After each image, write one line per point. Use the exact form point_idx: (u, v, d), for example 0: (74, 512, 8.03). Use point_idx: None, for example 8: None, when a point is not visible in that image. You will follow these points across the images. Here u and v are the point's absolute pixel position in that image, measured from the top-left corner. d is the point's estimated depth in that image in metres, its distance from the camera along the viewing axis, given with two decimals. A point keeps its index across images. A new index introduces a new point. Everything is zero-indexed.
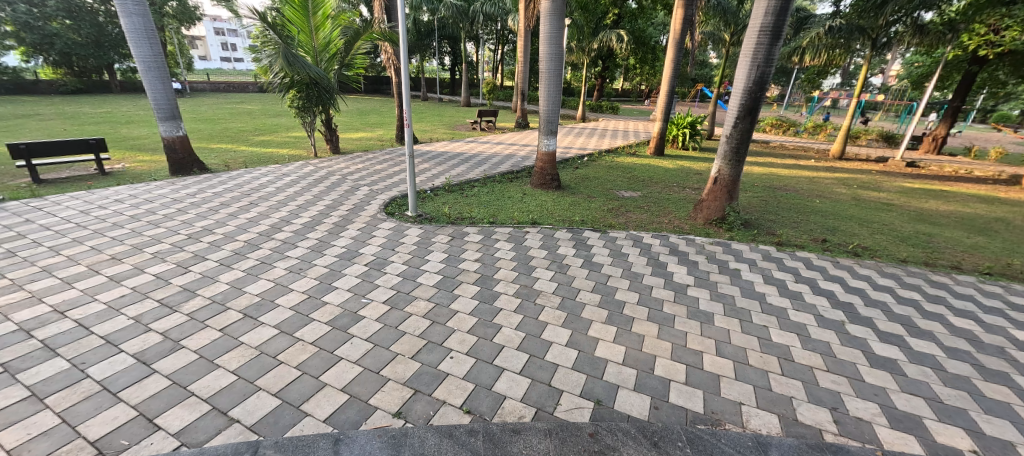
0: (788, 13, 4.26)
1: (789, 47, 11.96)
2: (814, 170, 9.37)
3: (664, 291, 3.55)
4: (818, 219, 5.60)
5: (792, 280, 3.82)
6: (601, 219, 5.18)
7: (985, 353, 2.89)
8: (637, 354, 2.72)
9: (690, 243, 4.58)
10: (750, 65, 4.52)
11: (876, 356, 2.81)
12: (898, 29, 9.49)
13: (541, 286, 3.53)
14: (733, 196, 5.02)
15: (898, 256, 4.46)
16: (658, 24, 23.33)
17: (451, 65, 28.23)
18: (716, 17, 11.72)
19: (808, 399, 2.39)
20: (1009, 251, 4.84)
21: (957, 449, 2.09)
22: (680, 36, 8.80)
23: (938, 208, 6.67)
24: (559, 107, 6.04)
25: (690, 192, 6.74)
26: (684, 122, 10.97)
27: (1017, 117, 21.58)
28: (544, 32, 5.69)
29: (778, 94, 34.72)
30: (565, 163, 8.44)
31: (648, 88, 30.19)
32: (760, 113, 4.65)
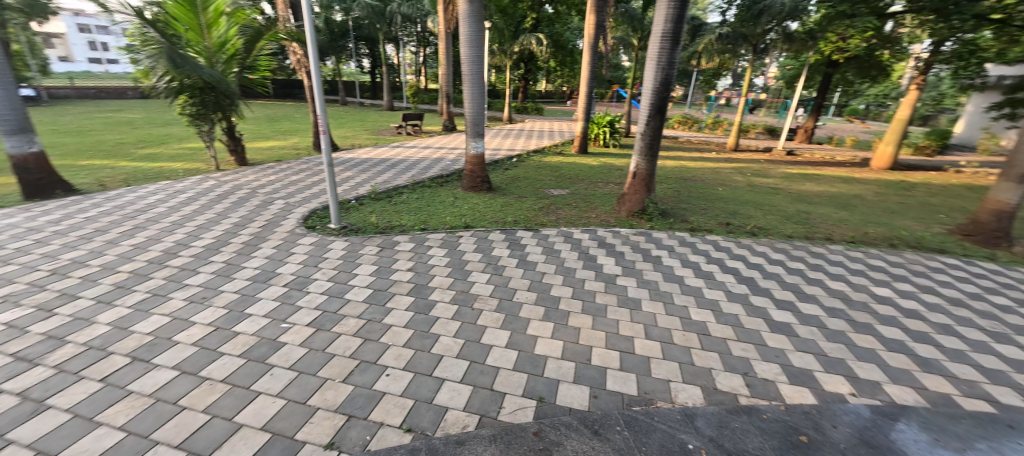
0: (684, 21, 4.71)
1: (687, 52, 13.28)
2: (716, 161, 10.49)
3: (595, 283, 3.71)
4: (722, 205, 6.26)
5: (705, 262, 4.22)
6: (533, 218, 5.28)
7: (854, 309, 3.45)
8: (574, 347, 2.80)
9: (616, 235, 4.85)
10: (655, 68, 4.91)
11: (775, 322, 3.20)
12: (772, 37, 11.01)
13: (478, 290, 3.50)
14: (650, 189, 5.42)
15: (786, 233, 5.14)
16: (574, 29, 24.54)
17: (371, 68, 27.04)
18: (624, 24, 12.62)
19: (724, 368, 2.64)
20: (864, 222, 5.82)
21: (840, 394, 2.46)
22: (594, 41, 9.31)
23: (812, 189, 7.83)
24: (484, 109, 6.04)
25: (613, 187, 7.16)
26: (604, 122, 11.65)
27: (862, 111, 26.25)
28: (464, 35, 5.67)
29: (682, 94, 38.43)
30: (495, 164, 8.49)
31: (569, 90, 31.62)
32: (667, 112, 5.07)
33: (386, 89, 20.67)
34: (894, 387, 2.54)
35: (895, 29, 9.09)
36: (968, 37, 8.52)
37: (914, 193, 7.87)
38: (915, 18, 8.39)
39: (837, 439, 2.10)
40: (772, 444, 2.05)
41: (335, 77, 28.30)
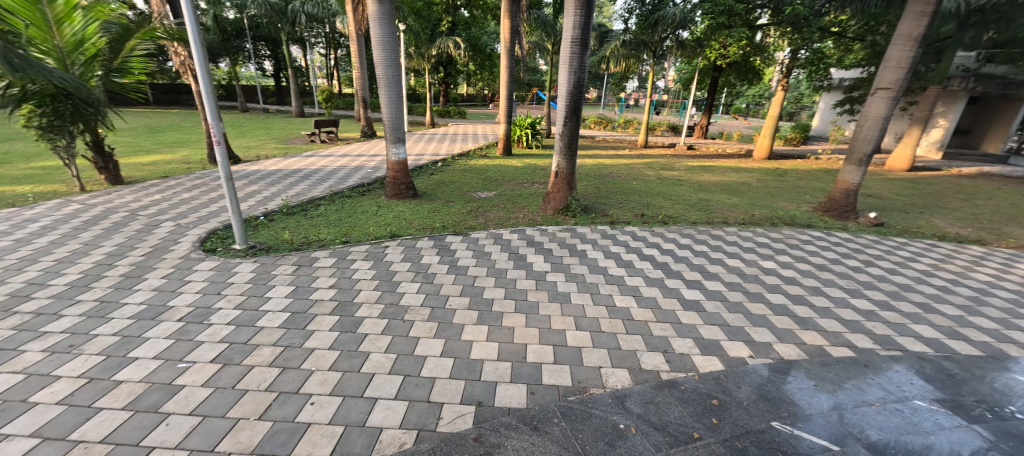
0: (590, 27, 5.01)
1: (597, 56, 14.20)
2: (629, 158, 11.35)
3: (526, 281, 3.78)
4: (637, 198, 6.78)
5: (625, 252, 4.53)
6: (461, 222, 5.24)
7: (749, 281, 3.95)
8: (510, 347, 2.82)
9: (544, 233, 5.00)
10: (568, 72, 5.16)
11: (687, 300, 3.54)
12: (668, 44, 12.22)
13: (408, 301, 3.37)
14: (572, 187, 5.68)
15: (691, 220, 5.72)
16: (490, 33, 24.88)
17: (274, 70, 24.76)
18: (538, 30, 13.09)
19: (647, 348, 2.85)
20: (751, 205, 6.71)
21: (742, 357, 2.79)
22: (510, 45, 9.52)
23: (709, 179, 8.84)
24: (403, 113, 5.85)
25: (538, 186, 7.38)
26: (526, 123, 11.97)
27: (744, 109, 30.26)
28: (376, 37, 5.44)
29: (596, 96, 41.06)
30: (419, 170, 8.28)
31: (490, 93, 31.98)
32: (582, 113, 5.35)
33: (293, 94, 19.07)
34: (782, 345, 2.96)
35: (764, 37, 10.59)
36: (817, 46, 10.30)
37: (787, 178, 9.27)
38: (779, 29, 9.90)
39: (743, 398, 2.38)
40: (690, 412, 2.27)
41: (231, 81, 25.42)
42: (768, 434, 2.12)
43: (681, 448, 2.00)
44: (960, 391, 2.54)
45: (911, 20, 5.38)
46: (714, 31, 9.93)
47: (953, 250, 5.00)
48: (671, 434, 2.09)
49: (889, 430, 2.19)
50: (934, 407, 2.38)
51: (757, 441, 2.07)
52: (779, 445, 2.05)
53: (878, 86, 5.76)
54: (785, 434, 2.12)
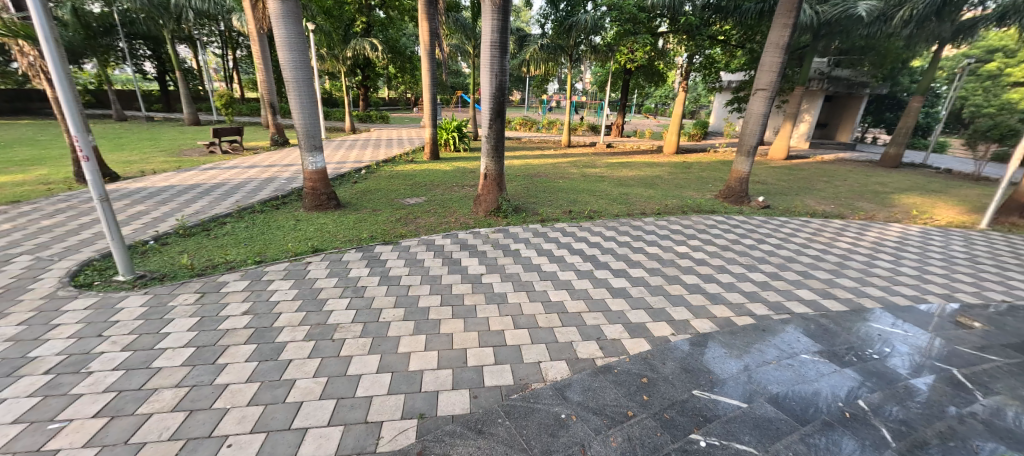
0: (508, 32, 5.12)
1: (518, 60, 14.53)
2: (554, 158, 11.80)
3: (463, 286, 3.74)
4: (564, 196, 7.07)
5: (557, 248, 4.70)
6: (390, 230, 5.04)
7: (667, 266, 4.33)
8: (449, 353, 2.78)
9: (477, 235, 5.00)
10: (490, 75, 5.22)
11: (615, 289, 3.78)
12: (583, 49, 12.93)
13: (337, 318, 3.15)
14: (501, 188, 5.75)
15: (614, 213, 6.11)
16: (409, 35, 24.28)
17: (157, 73, 21.65)
18: (458, 32, 13.09)
19: (582, 338, 2.99)
20: (665, 196, 7.35)
21: (665, 336, 3.05)
22: (430, 48, 9.37)
23: (627, 174, 9.51)
24: (318, 119, 5.47)
25: (468, 189, 7.37)
26: (452, 126, 11.90)
27: (654, 109, 33.09)
28: (280, 38, 5.03)
29: (520, 99, 42.14)
30: (340, 178, 7.77)
31: (413, 96, 31.19)
32: (507, 115, 5.44)
33: (185, 99, 16.87)
34: (697, 320, 3.29)
35: (665, 44, 11.62)
36: (708, 52, 11.63)
37: (692, 170, 10.31)
38: (677, 37, 10.96)
39: (668, 373, 2.61)
40: (624, 392, 2.42)
41: (101, 85, 21.75)
42: (691, 402, 2.35)
43: (618, 427, 2.14)
44: (834, 342, 3.04)
45: (777, 31, 6.29)
46: (622, 37, 10.71)
47: (821, 225, 5.96)
48: (608, 416, 2.22)
49: (784, 382, 2.55)
50: (817, 358, 2.82)
51: (682, 411, 2.27)
52: (701, 411, 2.28)
53: (757, 87, 6.64)
54: (705, 400, 2.37)
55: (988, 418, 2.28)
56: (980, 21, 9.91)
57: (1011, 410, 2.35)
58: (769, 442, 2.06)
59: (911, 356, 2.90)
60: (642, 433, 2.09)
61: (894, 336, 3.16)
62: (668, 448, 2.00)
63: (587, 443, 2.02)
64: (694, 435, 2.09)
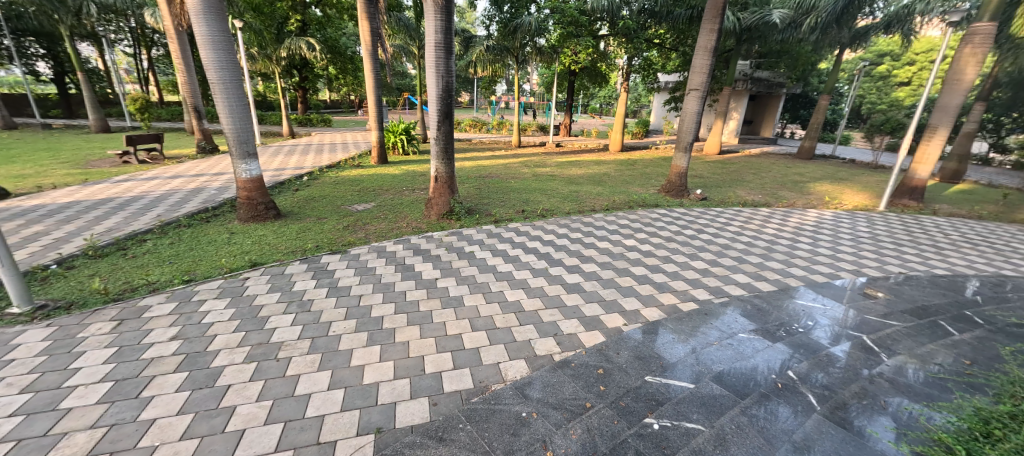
0: (452, 32, 5.07)
1: (464, 61, 14.37)
2: (505, 158, 11.90)
3: (417, 292, 3.65)
4: (516, 196, 7.14)
5: (511, 248, 4.73)
6: (338, 239, 4.81)
7: (617, 259, 4.51)
8: (405, 362, 2.69)
9: (430, 239, 4.91)
10: (436, 76, 5.15)
11: (570, 284, 3.87)
12: (528, 51, 13.13)
13: (281, 336, 2.94)
14: (453, 190, 5.69)
15: (565, 211, 6.27)
16: (349, 35, 23.28)
17: (53, 74, 19.03)
18: (401, 33, 12.70)
19: (539, 336, 3.03)
20: (612, 192, 7.66)
21: (618, 326, 3.18)
22: (373, 48, 9.04)
23: (576, 172, 9.79)
24: (251, 124, 5.10)
25: (419, 192, 7.21)
26: (400, 129, 11.61)
27: (599, 109, 34.44)
28: (202, 37, 4.62)
29: (469, 101, 42.11)
30: (279, 186, 7.29)
31: (357, 98, 29.98)
32: (454, 116, 5.39)
33: (90, 104, 14.98)
34: (646, 309, 3.46)
35: (606, 46, 12.15)
36: (646, 55, 12.27)
37: (636, 167, 10.83)
38: (617, 39, 11.51)
39: (622, 362, 2.71)
40: (582, 385, 2.48)
41: None
42: (645, 388, 2.46)
43: (578, 420, 2.19)
44: (767, 320, 3.32)
45: (705, 35, 6.77)
46: (566, 39, 11.01)
47: (752, 214, 6.51)
48: (567, 409, 2.27)
49: (726, 362, 2.74)
50: (753, 337, 3.06)
51: (637, 397, 2.37)
52: (654, 395, 2.39)
53: (690, 87, 7.10)
54: (657, 384, 2.49)
55: (892, 376, 2.60)
56: (871, 29, 11.38)
57: (910, 367, 2.71)
58: (715, 418, 2.21)
59: (829, 327, 3.24)
60: (600, 423, 2.16)
61: (816, 310, 3.51)
62: (625, 433, 2.08)
63: (549, 439, 2.05)
64: (648, 419, 2.19)
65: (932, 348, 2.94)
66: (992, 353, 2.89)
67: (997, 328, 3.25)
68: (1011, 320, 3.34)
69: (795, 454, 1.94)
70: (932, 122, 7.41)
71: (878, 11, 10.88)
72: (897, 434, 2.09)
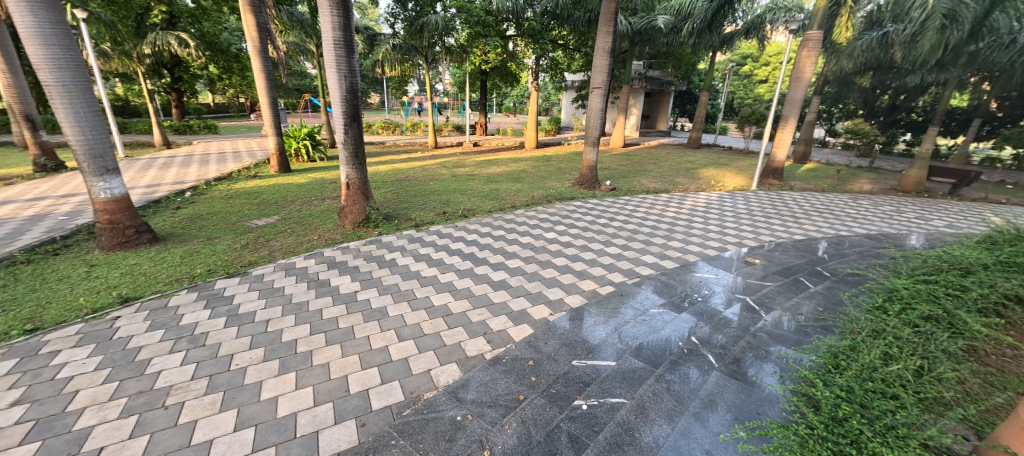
0: (352, 30, 4.79)
1: (370, 61, 13.61)
2: (423, 160, 11.64)
3: (335, 308, 3.39)
4: (436, 198, 7.00)
5: (434, 251, 4.63)
6: (236, 260, 4.28)
7: (540, 253, 4.67)
8: (327, 385, 2.50)
9: (346, 250, 4.59)
10: (338, 76, 4.81)
11: (497, 282, 3.90)
12: (438, 50, 12.94)
13: (169, 379, 2.53)
14: (367, 196, 5.39)
15: (487, 209, 6.31)
16: (233, 30, 20.76)
17: None
18: (295, 29, 11.58)
19: (470, 336, 3.01)
20: (530, 188, 7.91)
21: (545, 317, 3.29)
22: (262, 45, 8.11)
23: (495, 170, 9.93)
24: (108, 135, 4.31)
25: (329, 201, 6.71)
26: (302, 134, 10.67)
27: (513, 107, 35.36)
28: (24, 30, 3.75)
29: (379, 102, 40.47)
30: (153, 205, 6.22)
31: (248, 101, 26.77)
32: (363, 119, 5.11)
33: None
34: (569, 297, 3.64)
35: (514, 46, 12.43)
36: (552, 55, 12.86)
37: (551, 162, 11.32)
38: (524, 39, 11.90)
39: (550, 351, 2.82)
40: (514, 378, 2.53)
41: None
42: (572, 372, 2.58)
43: (512, 414, 2.22)
44: (673, 294, 3.70)
45: (602, 37, 7.29)
46: (474, 39, 11.17)
47: (654, 200, 7.21)
48: (502, 405, 2.30)
49: (642, 336, 3.00)
50: (663, 311, 3.39)
51: (566, 382, 2.48)
52: (581, 378, 2.52)
53: (593, 86, 7.60)
54: (584, 367, 2.64)
55: (771, 329, 3.07)
56: (735, 34, 13.19)
57: (783, 319, 3.22)
58: (636, 389, 2.40)
59: (721, 293, 3.72)
60: (533, 413, 2.22)
61: (710, 280, 4.00)
62: (558, 419, 2.17)
63: (485, 438, 2.05)
64: (577, 401, 2.31)
65: (797, 301, 3.54)
66: (837, 298, 3.58)
67: (839, 278, 4.02)
68: (848, 270, 4.16)
69: (702, 410, 2.20)
70: (784, 114, 8.88)
71: (740, 19, 12.69)
72: (777, 377, 2.48)
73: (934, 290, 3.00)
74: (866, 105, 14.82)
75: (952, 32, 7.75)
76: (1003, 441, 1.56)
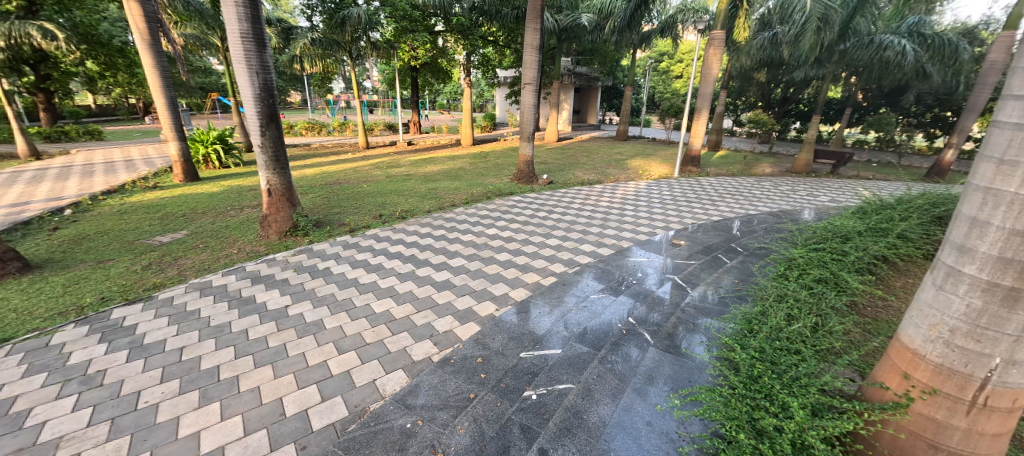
0: (262, 22, 4.39)
1: (286, 56, 12.61)
2: (354, 161, 11.06)
3: (263, 326, 3.11)
4: (370, 200, 6.69)
5: (372, 256, 4.43)
6: (138, 283, 3.76)
7: (483, 250, 4.67)
8: (260, 410, 2.29)
9: (272, 262, 4.23)
10: (248, 73, 4.38)
11: (440, 282, 3.84)
12: (362, 45, 12.30)
13: (58, 430, 2.14)
14: (293, 203, 5.01)
15: (426, 209, 6.17)
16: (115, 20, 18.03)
17: None
18: (192, 20, 10.32)
19: (415, 341, 2.93)
20: (469, 185, 7.87)
21: (491, 313, 3.30)
22: (151, 37, 7.09)
23: (432, 169, 9.74)
24: None
25: (249, 211, 6.13)
26: (210, 137, 9.59)
27: (446, 104, 34.84)
28: None
29: (300, 101, 37.79)
30: (20, 227, 5.23)
31: (140, 102, 23.44)
32: (282, 119, 4.71)
33: None
34: (514, 290, 3.69)
35: (443, 42, 12.23)
36: (483, 51, 12.87)
37: (488, 159, 11.34)
38: (453, 35, 11.76)
39: (498, 346, 2.84)
40: (464, 378, 2.51)
41: None
42: (521, 364, 2.63)
43: (463, 414, 2.21)
44: (611, 279, 3.91)
45: (531, 34, 7.39)
46: (401, 34, 10.90)
47: (589, 191, 7.54)
48: (453, 406, 2.27)
49: (585, 322, 3.13)
50: (602, 295, 3.57)
51: (515, 375, 2.52)
52: (530, 369, 2.57)
53: (525, 81, 7.70)
54: (532, 358, 2.69)
55: (697, 303, 3.37)
56: (651, 33, 14.14)
57: (707, 293, 3.55)
58: (582, 373, 2.51)
59: (654, 275, 4.00)
60: (485, 410, 2.22)
61: (643, 263, 4.28)
62: (509, 412, 2.20)
63: (438, 441, 2.02)
64: (527, 392, 2.36)
65: (717, 275, 3.92)
66: (749, 270, 4.02)
67: (750, 252, 4.52)
68: (756, 244, 4.69)
69: (642, 386, 2.36)
70: (698, 106, 9.70)
71: (656, 19, 13.60)
72: (704, 346, 2.73)
73: (822, 256, 3.49)
74: (764, 98, 16.72)
75: (826, 33, 9.07)
76: (878, 378, 1.85)
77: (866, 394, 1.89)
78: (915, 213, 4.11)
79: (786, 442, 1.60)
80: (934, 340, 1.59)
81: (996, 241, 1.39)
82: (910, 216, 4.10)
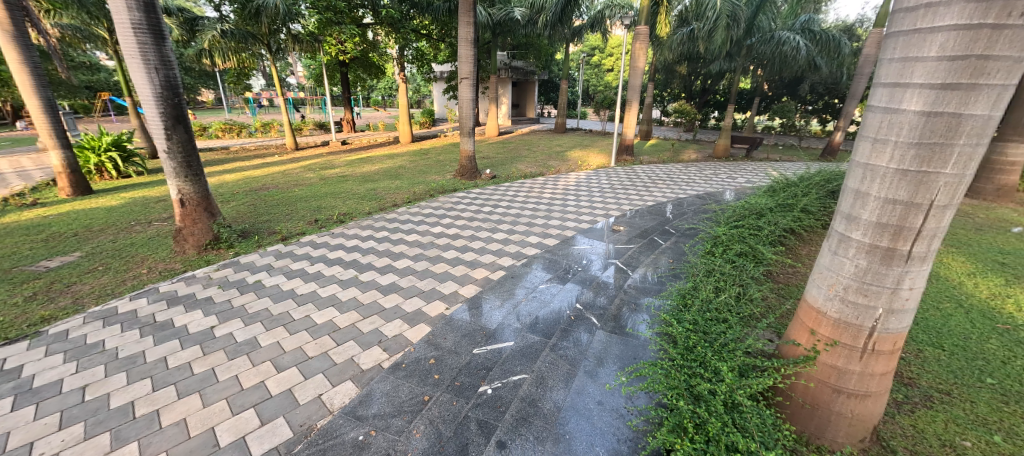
0: (158, 11, 3.90)
1: (193, 49, 11.33)
2: (282, 164, 10.27)
3: (185, 352, 2.80)
4: (303, 205, 6.26)
5: (309, 265, 4.15)
6: (20, 318, 3.19)
7: (430, 249, 4.56)
8: (189, 444, 2.07)
9: (192, 280, 3.81)
10: (145, 69, 3.88)
11: (385, 285, 3.70)
12: (282, 37, 11.40)
13: None
14: (212, 213, 4.54)
15: (365, 211, 5.91)
16: None
17: None
18: (68, 9, 8.88)
19: (363, 349, 2.80)
20: (411, 184, 7.65)
21: (441, 312, 3.25)
22: (13, 27, 5.97)
23: (370, 169, 9.32)
24: None
25: (159, 224, 5.45)
26: (102, 144, 8.36)
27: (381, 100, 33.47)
28: None
29: (216, 99, 34.42)
30: None
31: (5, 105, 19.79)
32: (190, 120, 4.23)
33: None
34: (464, 288, 3.66)
35: (373, 35, 11.69)
36: (416, 45, 12.50)
37: (429, 156, 11.10)
38: (382, 28, 11.29)
39: (451, 345, 2.80)
40: (417, 381, 2.46)
41: None
42: (475, 360, 2.62)
43: (418, 417, 2.16)
44: (558, 268, 4.02)
45: (464, 27, 7.29)
46: (326, 27, 10.31)
47: (532, 184, 7.66)
48: (408, 411, 2.21)
49: (536, 312, 3.19)
50: (551, 285, 3.66)
51: (469, 372, 2.51)
52: (483, 364, 2.58)
53: (461, 76, 7.60)
54: (486, 353, 2.70)
55: (638, 284, 3.58)
56: (582, 28, 14.63)
57: (646, 274, 3.79)
58: (535, 362, 2.56)
59: (598, 260, 4.17)
60: (440, 410, 2.19)
61: (587, 250, 4.46)
62: (465, 410, 2.18)
63: (393, 450, 1.96)
64: (481, 387, 2.36)
65: (654, 257, 4.18)
66: (681, 250, 4.35)
67: (681, 233, 4.89)
68: (686, 226, 5.08)
69: (593, 368, 2.46)
70: (628, 98, 10.23)
71: (585, 14, 14.05)
72: (646, 324, 2.91)
73: (741, 231, 3.85)
74: (686, 89, 18.04)
75: (734, 29, 9.97)
76: (791, 337, 2.08)
77: (782, 351, 2.13)
78: (814, 190, 4.69)
79: (718, 403, 1.76)
80: (832, 298, 1.83)
81: (874, 210, 1.62)
82: (810, 192, 4.66)
